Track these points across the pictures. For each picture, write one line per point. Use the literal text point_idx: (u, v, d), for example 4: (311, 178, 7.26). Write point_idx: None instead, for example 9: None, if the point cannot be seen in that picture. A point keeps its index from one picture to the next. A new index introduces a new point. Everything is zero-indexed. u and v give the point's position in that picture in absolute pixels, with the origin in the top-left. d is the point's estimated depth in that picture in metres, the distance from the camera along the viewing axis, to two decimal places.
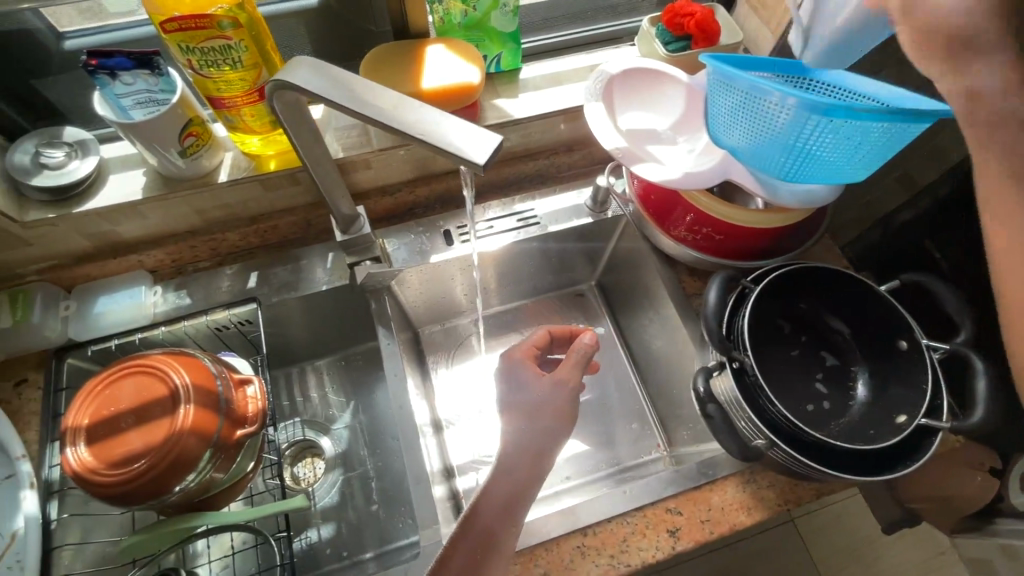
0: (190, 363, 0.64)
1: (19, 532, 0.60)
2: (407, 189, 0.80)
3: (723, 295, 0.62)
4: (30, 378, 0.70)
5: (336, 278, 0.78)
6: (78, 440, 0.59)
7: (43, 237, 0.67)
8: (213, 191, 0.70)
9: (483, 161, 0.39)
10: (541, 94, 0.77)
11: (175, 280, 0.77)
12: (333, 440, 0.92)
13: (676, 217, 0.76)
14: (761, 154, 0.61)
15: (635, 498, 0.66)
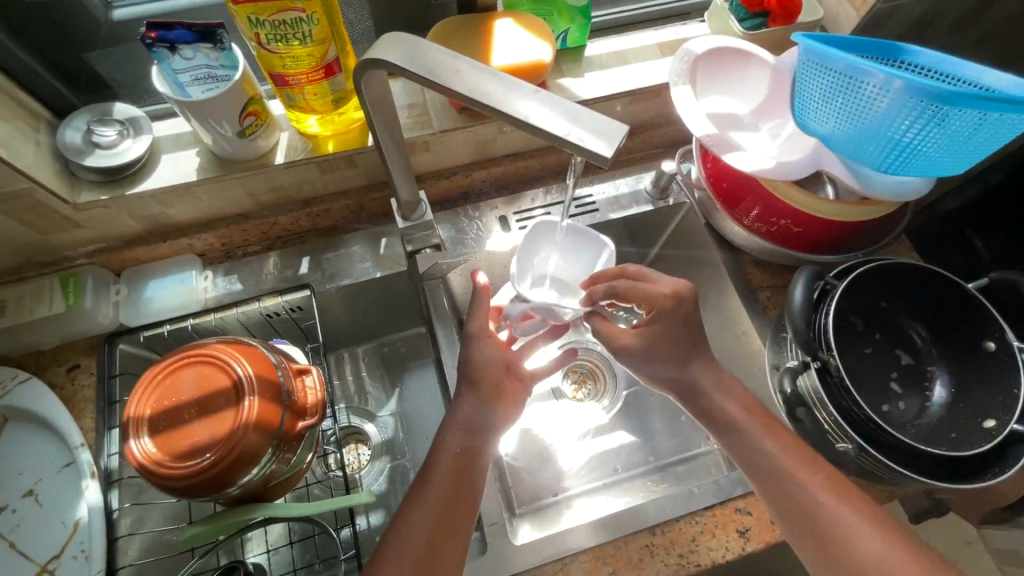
0: (250, 353, 0.62)
1: (81, 521, 0.60)
2: (464, 173, 0.77)
3: (808, 295, 0.60)
4: (83, 363, 0.68)
5: (390, 265, 0.75)
6: (141, 432, 0.58)
7: (94, 219, 0.64)
8: (268, 173, 0.67)
9: (610, 155, 0.36)
10: (608, 73, 0.73)
11: (225, 264, 0.75)
12: (378, 427, 0.91)
13: (751, 208, 0.71)
14: (858, 143, 0.57)
15: (703, 498, 0.65)
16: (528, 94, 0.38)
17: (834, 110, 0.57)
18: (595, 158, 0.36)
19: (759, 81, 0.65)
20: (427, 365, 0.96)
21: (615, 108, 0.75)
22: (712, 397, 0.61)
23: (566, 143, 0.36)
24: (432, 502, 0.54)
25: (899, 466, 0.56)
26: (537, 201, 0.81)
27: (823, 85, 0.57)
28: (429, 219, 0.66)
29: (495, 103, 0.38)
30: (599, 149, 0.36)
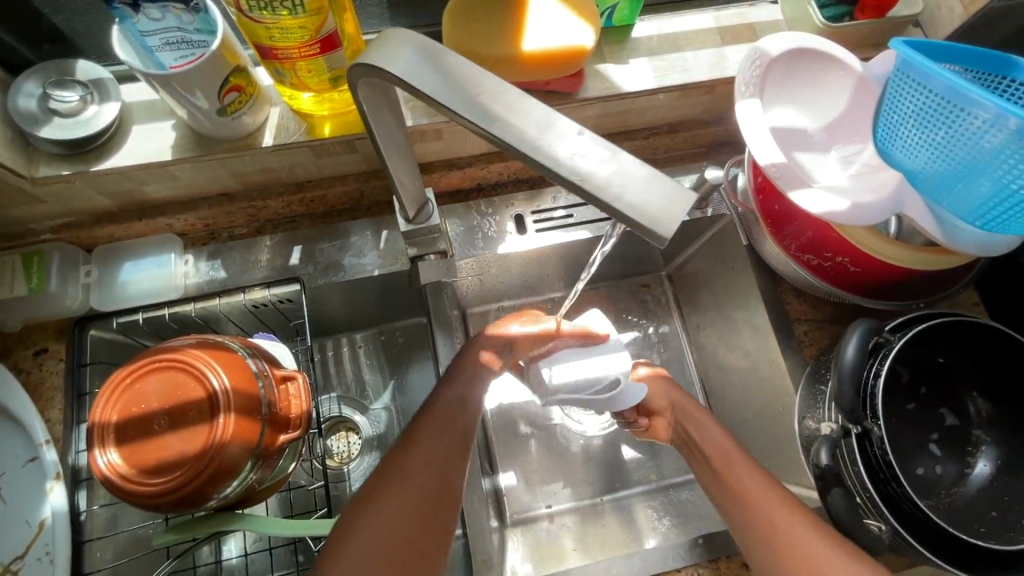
0: (229, 361, 0.56)
1: (46, 522, 0.56)
2: (480, 164, 0.68)
3: (863, 352, 0.53)
4: (52, 349, 0.62)
5: (390, 262, 0.68)
6: (106, 442, 0.53)
7: (57, 194, 0.57)
8: (255, 155, 0.58)
9: (669, 236, 0.28)
10: (656, 62, 0.62)
11: (208, 247, 0.67)
12: (370, 420, 0.86)
13: (804, 236, 0.61)
14: (950, 184, 0.48)
15: (709, 550, 0.60)
16: (572, 132, 0.30)
17: (929, 141, 0.47)
18: (649, 234, 0.28)
19: (832, 95, 0.56)
20: (426, 358, 0.90)
21: (660, 102, 0.65)
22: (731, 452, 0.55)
23: (615, 211, 0.28)
24: (390, 521, 0.46)
25: (933, 555, 0.51)
26: (559, 200, 0.72)
27: (921, 109, 0.47)
28: (436, 224, 0.58)
29: (524, 143, 0.29)
30: (657, 225, 0.28)
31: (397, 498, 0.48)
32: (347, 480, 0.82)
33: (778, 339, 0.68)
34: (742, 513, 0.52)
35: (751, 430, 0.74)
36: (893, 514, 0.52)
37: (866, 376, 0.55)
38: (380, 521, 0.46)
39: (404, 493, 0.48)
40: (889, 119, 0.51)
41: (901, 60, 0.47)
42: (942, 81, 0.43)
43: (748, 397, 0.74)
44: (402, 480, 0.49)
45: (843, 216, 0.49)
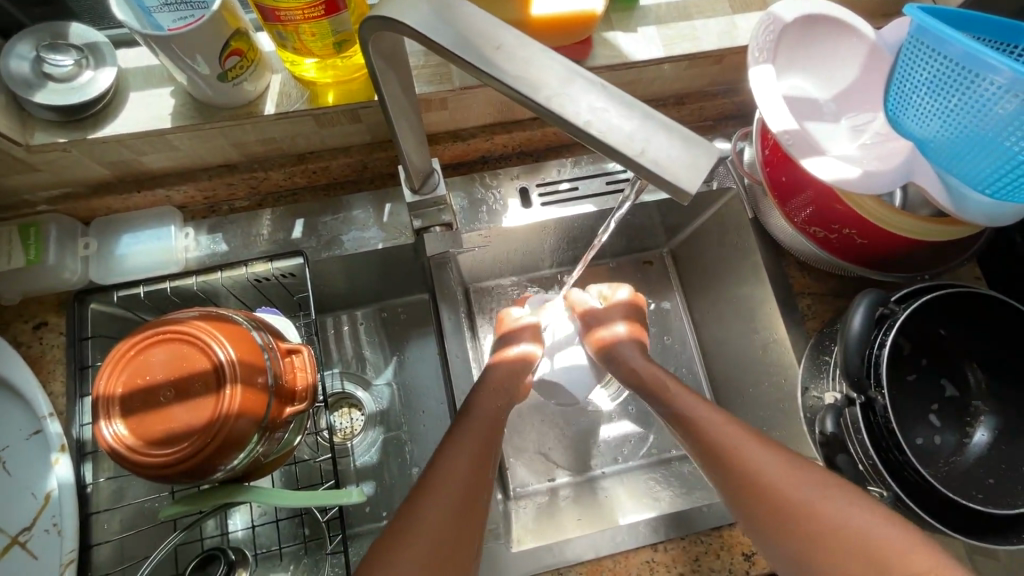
0: (234, 333, 0.56)
1: (53, 494, 0.56)
2: (484, 136, 0.68)
3: (869, 322, 0.53)
4: (51, 322, 0.61)
5: (393, 236, 0.67)
6: (112, 414, 0.52)
7: (54, 163, 0.56)
8: (257, 124, 0.57)
9: (693, 191, 0.27)
10: (664, 31, 0.61)
11: (208, 221, 0.66)
12: (372, 396, 0.86)
13: (808, 208, 0.61)
14: (959, 154, 0.47)
15: (714, 518, 0.61)
16: (593, 88, 0.29)
17: (941, 110, 0.47)
18: (674, 190, 0.28)
19: (842, 64, 0.55)
20: (429, 335, 0.90)
21: (667, 72, 0.64)
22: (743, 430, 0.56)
23: (640, 168, 0.28)
24: (432, 509, 0.50)
25: (935, 521, 0.52)
26: (564, 174, 0.71)
27: (934, 76, 0.46)
28: (442, 195, 0.57)
29: (544, 99, 0.29)
30: (682, 180, 0.27)
31: (434, 498, 0.51)
32: (351, 454, 0.83)
33: (781, 312, 0.68)
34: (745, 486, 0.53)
35: (754, 403, 0.75)
36: (895, 481, 0.53)
37: (871, 349, 0.55)
38: (423, 521, 0.49)
39: (440, 487, 0.52)
40: (900, 87, 0.51)
41: (916, 26, 0.47)
42: (959, 47, 0.43)
43: (751, 371, 0.75)
44: (436, 480, 0.52)
45: (853, 185, 0.49)
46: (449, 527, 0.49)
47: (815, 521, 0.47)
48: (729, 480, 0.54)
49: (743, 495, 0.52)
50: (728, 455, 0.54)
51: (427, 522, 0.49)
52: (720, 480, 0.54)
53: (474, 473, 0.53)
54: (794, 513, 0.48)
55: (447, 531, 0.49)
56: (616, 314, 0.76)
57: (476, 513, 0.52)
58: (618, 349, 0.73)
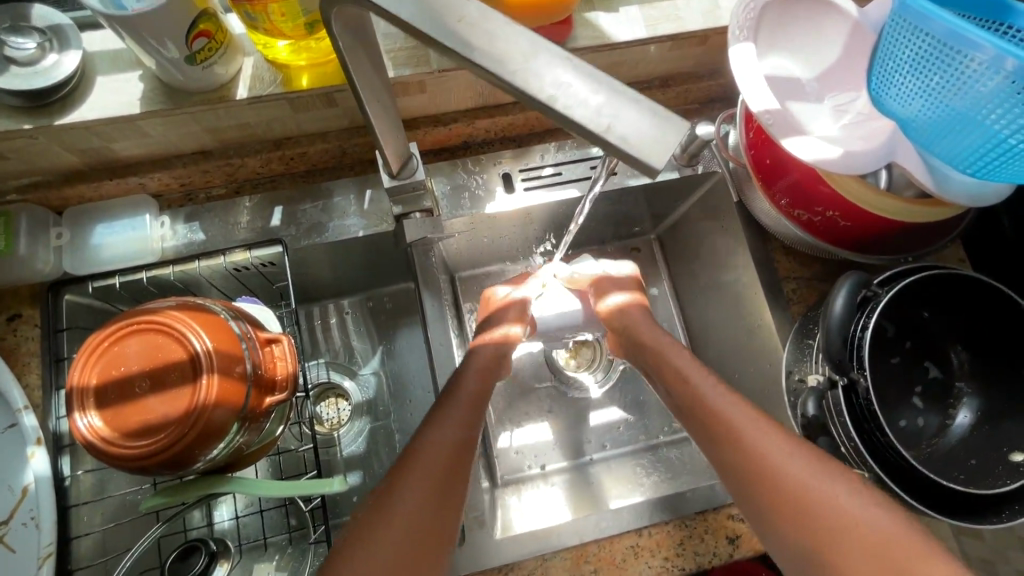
0: (211, 323, 0.55)
1: (30, 488, 0.55)
2: (465, 120, 0.66)
3: (851, 305, 0.53)
4: (25, 314, 0.61)
5: (375, 223, 0.66)
6: (86, 406, 0.52)
7: (21, 151, 0.54)
8: (230, 108, 0.56)
9: (661, 167, 0.27)
10: (647, 11, 0.60)
11: (185, 209, 0.65)
12: (359, 385, 0.86)
13: (792, 192, 0.60)
14: (941, 133, 0.47)
15: (697, 502, 0.62)
16: (560, 63, 0.28)
17: (923, 88, 0.46)
18: (642, 167, 0.27)
19: (826, 43, 0.54)
20: (415, 324, 0.89)
21: (650, 54, 0.63)
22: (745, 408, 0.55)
23: (605, 143, 0.27)
24: (409, 500, 0.49)
25: (914, 501, 0.52)
26: (547, 158, 0.70)
27: (916, 54, 0.45)
28: (421, 180, 0.56)
29: (510, 74, 0.28)
30: (649, 156, 0.27)
31: (412, 491, 0.50)
32: (338, 445, 0.82)
33: (766, 297, 0.68)
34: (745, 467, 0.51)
35: (740, 388, 0.75)
36: (877, 464, 0.53)
37: (853, 330, 0.54)
38: (397, 516, 0.48)
39: (416, 475, 0.51)
40: (883, 65, 0.50)
41: (898, 2, 0.46)
42: (944, 24, 0.42)
43: (737, 355, 0.75)
44: (414, 470, 0.51)
45: (834, 165, 0.49)
46: (424, 525, 0.48)
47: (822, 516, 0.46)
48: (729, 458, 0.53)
49: (731, 468, 0.52)
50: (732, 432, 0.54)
51: (403, 516, 0.48)
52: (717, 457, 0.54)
53: (451, 460, 0.53)
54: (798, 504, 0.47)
55: (421, 532, 0.48)
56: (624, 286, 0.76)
57: (449, 506, 0.51)
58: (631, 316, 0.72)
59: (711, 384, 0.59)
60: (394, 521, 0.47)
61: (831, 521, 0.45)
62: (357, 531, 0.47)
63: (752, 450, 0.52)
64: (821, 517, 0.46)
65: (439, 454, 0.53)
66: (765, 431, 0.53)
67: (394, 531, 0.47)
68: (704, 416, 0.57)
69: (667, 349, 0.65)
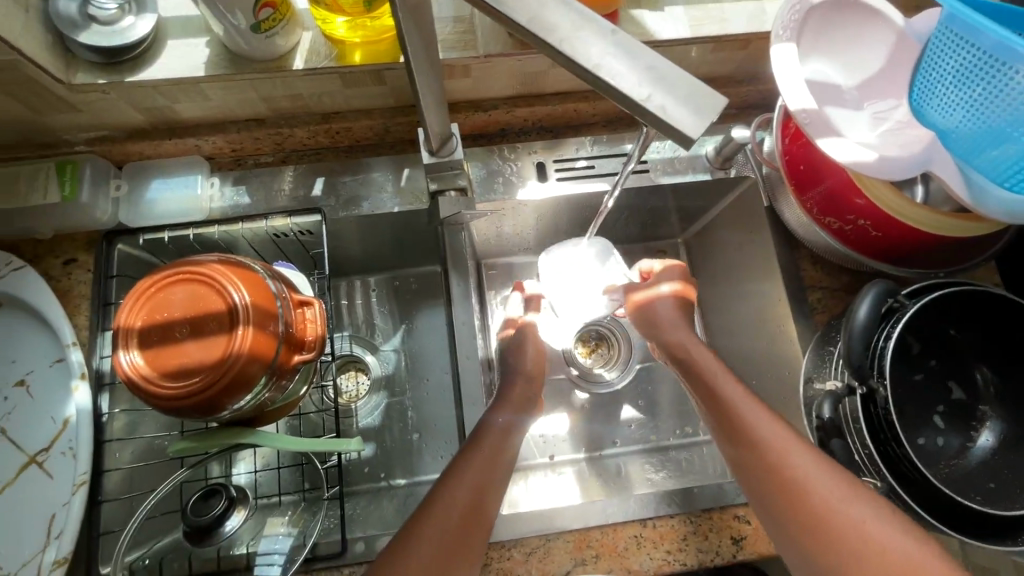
0: (250, 279, 0.58)
1: (71, 419, 0.59)
2: (506, 108, 0.68)
3: (875, 313, 0.52)
4: (81, 259, 0.65)
5: (410, 201, 0.69)
6: (130, 344, 0.55)
7: (93, 105, 0.58)
8: (285, 78, 0.59)
9: (696, 138, 0.28)
10: (692, 12, 0.61)
11: (234, 173, 0.69)
12: (380, 360, 0.88)
13: (825, 198, 0.61)
14: (983, 146, 0.47)
15: (704, 499, 0.62)
16: (605, 35, 0.30)
17: (965, 100, 0.46)
18: (677, 137, 0.28)
19: (869, 51, 0.54)
20: (438, 306, 0.92)
21: (692, 55, 0.64)
22: (771, 417, 0.56)
23: (644, 112, 0.28)
24: (458, 491, 0.53)
25: (927, 515, 0.51)
26: (582, 152, 0.72)
27: (960, 67, 0.46)
28: (457, 160, 0.59)
29: (559, 42, 0.29)
30: (685, 125, 0.28)
31: (461, 482, 0.54)
32: (354, 416, 0.85)
33: (790, 304, 0.68)
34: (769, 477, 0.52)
35: (757, 395, 0.75)
36: (891, 474, 0.53)
37: (878, 340, 0.54)
38: (448, 502, 0.52)
39: (467, 470, 0.55)
40: (926, 77, 0.50)
41: (946, 15, 0.46)
42: (992, 36, 0.42)
43: (756, 362, 0.75)
44: (462, 465, 0.56)
45: (869, 169, 0.49)
46: (469, 509, 0.53)
47: (846, 538, 0.46)
48: (752, 463, 0.54)
49: (752, 459, 0.54)
50: (759, 438, 0.55)
51: (452, 502, 0.52)
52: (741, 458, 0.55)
53: (495, 461, 0.58)
54: (822, 522, 0.48)
55: (468, 514, 0.52)
56: (668, 275, 0.75)
57: (491, 496, 0.55)
58: (659, 310, 0.72)
59: (737, 384, 0.61)
60: (442, 512, 0.52)
61: (850, 535, 0.46)
62: (400, 536, 0.49)
63: (769, 445, 0.54)
64: (847, 537, 0.46)
65: (486, 454, 0.58)
66: (784, 432, 0.55)
67: (447, 514, 0.51)
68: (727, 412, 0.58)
69: (693, 346, 0.67)
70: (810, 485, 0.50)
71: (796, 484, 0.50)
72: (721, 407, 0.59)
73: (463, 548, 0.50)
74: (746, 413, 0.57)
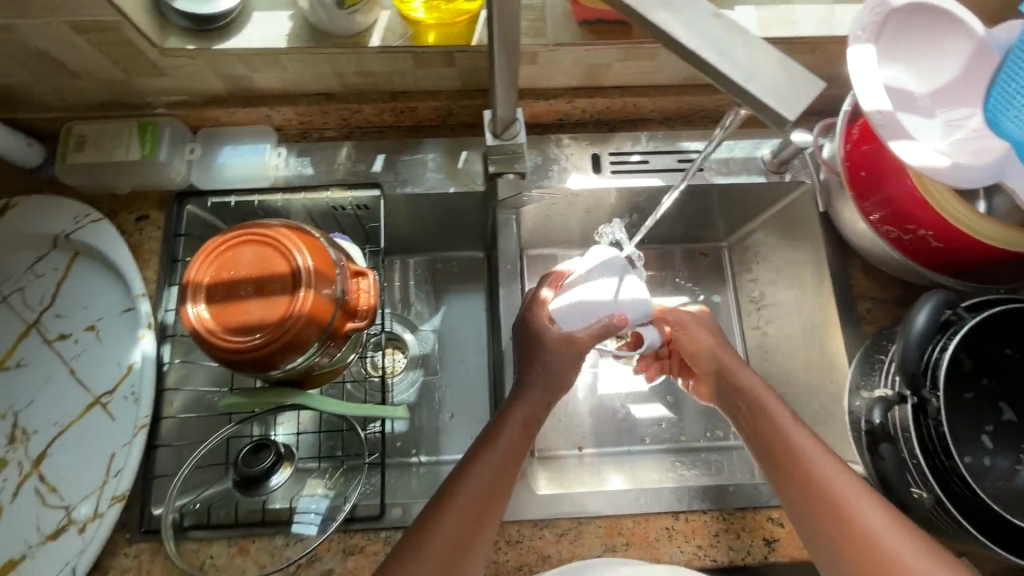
0: (313, 245, 0.60)
1: (135, 366, 0.62)
2: (567, 98, 0.69)
3: (932, 323, 0.52)
4: (152, 217, 0.68)
5: (466, 183, 0.71)
6: (197, 297, 0.58)
7: (179, 70, 0.62)
8: (361, 55, 0.61)
9: (794, 120, 0.28)
10: (762, 13, 0.61)
11: (300, 144, 0.71)
12: (418, 339, 0.90)
13: (886, 206, 0.60)
14: None
15: (738, 498, 0.62)
16: (706, 14, 0.30)
17: None
18: (772, 118, 0.29)
19: (945, 60, 0.54)
20: (478, 291, 0.93)
21: None
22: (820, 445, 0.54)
23: (745, 93, 0.29)
24: (483, 471, 0.52)
25: (975, 530, 0.50)
26: (637, 146, 0.73)
27: None
28: (520, 143, 0.60)
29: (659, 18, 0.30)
30: (782, 107, 0.28)
31: (485, 463, 0.53)
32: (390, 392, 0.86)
33: (838, 312, 0.68)
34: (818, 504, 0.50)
35: (795, 402, 0.74)
36: (939, 485, 0.52)
37: (936, 351, 0.53)
38: (471, 485, 0.51)
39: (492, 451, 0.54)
40: (1004, 91, 0.52)
41: None
42: None
43: (796, 369, 0.75)
44: (489, 445, 0.55)
45: (942, 176, 0.48)
46: (488, 492, 0.52)
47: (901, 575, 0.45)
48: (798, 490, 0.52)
49: (799, 484, 0.52)
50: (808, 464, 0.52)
51: (473, 483, 0.51)
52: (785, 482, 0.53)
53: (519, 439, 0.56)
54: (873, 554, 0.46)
55: (488, 498, 0.51)
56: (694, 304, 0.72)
57: (512, 475, 0.54)
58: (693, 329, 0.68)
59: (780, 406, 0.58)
60: (463, 493, 0.51)
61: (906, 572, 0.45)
62: (422, 518, 0.49)
63: (824, 482, 0.51)
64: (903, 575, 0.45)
65: (510, 432, 0.56)
66: (835, 465, 0.52)
67: (468, 497, 0.51)
68: (775, 441, 0.55)
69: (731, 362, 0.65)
70: (864, 518, 0.48)
71: (855, 524, 0.48)
72: (764, 428, 0.57)
73: (479, 530, 0.50)
74: (792, 436, 0.55)
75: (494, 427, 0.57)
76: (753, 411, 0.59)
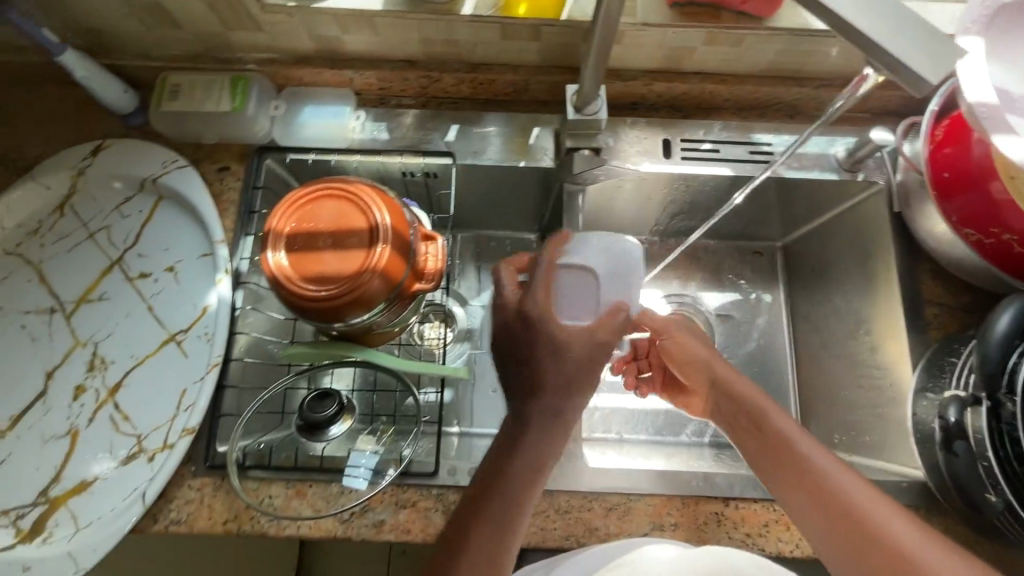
0: (391, 205, 0.61)
1: (210, 308, 0.65)
2: (644, 80, 0.70)
3: (1017, 327, 0.50)
4: (233, 168, 0.70)
5: (536, 158, 0.72)
6: (278, 245, 0.60)
7: (276, 26, 0.64)
8: (451, 23, 0.63)
9: (933, 84, 0.33)
10: None
11: (377, 109, 0.73)
12: (467, 314, 0.90)
13: (970, 207, 0.59)
14: None
15: None
16: None
17: None
18: (914, 85, 0.33)
19: None
20: None
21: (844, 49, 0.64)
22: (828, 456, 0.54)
23: (887, 57, 0.33)
24: (499, 502, 0.48)
25: None
26: (709, 135, 0.72)
27: None
28: (601, 119, 0.62)
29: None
30: (925, 75, 0.33)
31: (502, 496, 0.48)
32: None
33: (904, 314, 0.67)
34: (840, 521, 0.49)
35: (849, 405, 0.73)
36: (1013, 491, 0.51)
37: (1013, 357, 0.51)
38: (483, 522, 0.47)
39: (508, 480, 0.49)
40: None
41: None
42: None
43: (852, 372, 0.74)
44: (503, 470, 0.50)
45: None
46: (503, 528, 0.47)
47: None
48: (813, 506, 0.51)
49: (818, 501, 0.51)
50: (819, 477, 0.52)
51: (487, 522, 0.47)
52: (799, 500, 0.52)
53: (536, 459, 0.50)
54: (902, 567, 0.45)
55: (502, 537, 0.47)
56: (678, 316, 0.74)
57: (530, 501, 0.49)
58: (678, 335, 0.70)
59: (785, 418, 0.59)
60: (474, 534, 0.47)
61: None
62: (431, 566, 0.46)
63: (842, 494, 0.50)
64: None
65: (522, 452, 0.51)
66: (848, 475, 0.52)
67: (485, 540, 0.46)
68: (783, 454, 0.55)
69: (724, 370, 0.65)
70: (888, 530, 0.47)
71: (872, 531, 0.48)
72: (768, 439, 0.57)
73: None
74: (800, 448, 0.55)
75: (506, 447, 0.51)
76: (755, 419, 0.59)
